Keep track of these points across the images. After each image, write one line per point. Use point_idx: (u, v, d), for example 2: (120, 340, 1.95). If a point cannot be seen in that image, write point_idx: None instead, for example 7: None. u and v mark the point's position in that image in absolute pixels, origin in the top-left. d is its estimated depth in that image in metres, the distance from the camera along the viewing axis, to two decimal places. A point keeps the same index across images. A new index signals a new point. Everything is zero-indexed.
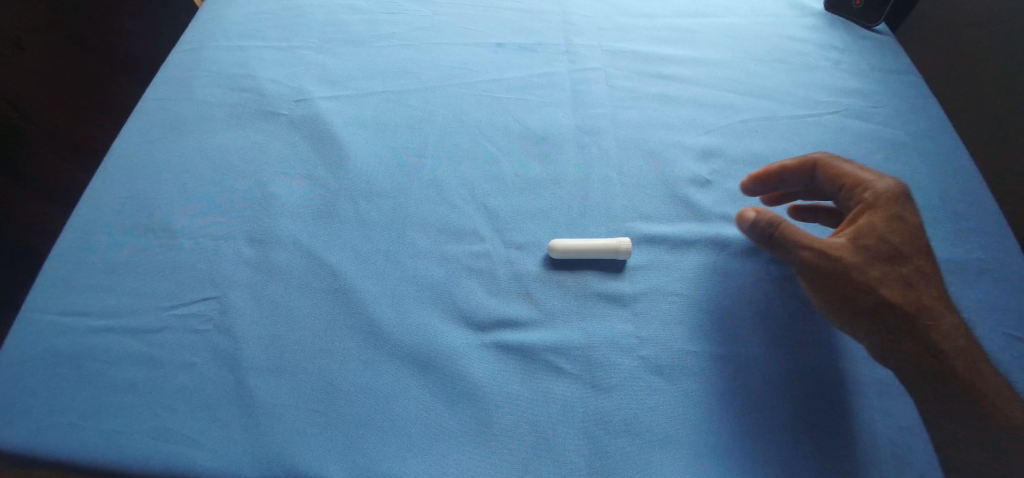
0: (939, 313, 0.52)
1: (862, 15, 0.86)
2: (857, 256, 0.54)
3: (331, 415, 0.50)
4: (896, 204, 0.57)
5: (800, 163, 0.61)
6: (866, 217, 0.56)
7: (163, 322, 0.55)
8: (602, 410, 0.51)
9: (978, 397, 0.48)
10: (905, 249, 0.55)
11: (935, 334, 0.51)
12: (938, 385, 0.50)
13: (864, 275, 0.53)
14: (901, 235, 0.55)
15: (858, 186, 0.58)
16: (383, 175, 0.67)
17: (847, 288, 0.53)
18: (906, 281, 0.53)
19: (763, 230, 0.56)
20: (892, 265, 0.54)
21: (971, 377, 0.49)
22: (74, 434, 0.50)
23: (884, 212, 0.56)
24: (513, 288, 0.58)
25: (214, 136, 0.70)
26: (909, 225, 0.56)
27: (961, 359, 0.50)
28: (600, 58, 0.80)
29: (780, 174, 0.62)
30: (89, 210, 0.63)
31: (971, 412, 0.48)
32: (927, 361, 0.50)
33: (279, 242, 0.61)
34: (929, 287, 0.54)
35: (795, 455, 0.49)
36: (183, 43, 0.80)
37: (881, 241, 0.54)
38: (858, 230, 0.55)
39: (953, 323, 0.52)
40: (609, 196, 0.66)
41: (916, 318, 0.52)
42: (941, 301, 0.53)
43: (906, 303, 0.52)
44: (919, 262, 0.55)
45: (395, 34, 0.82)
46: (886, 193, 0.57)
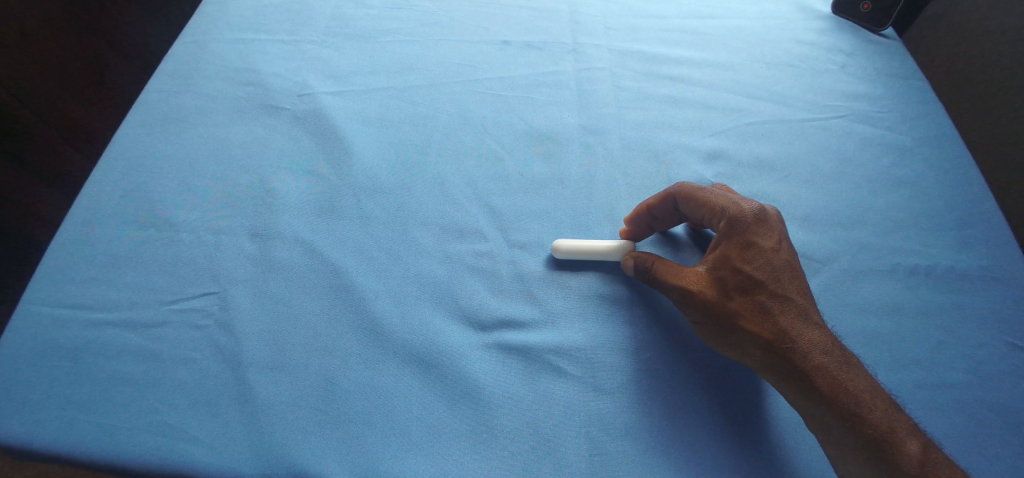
0: (802, 339, 0.49)
1: (870, 20, 0.86)
2: (712, 290, 0.52)
3: (331, 413, 0.50)
4: (753, 228, 0.53)
5: (662, 199, 0.58)
6: (722, 246, 0.53)
7: (163, 317, 0.55)
8: (602, 413, 0.51)
9: (855, 428, 0.46)
10: (763, 278, 0.51)
11: (801, 363, 0.48)
12: (818, 414, 0.47)
13: (723, 307, 0.51)
14: (756, 264, 0.52)
15: (715, 212, 0.55)
16: (387, 172, 0.66)
17: (713, 319, 0.52)
18: (767, 310, 0.51)
19: (643, 267, 0.55)
20: (746, 294, 0.51)
21: (853, 410, 0.46)
22: (72, 428, 0.50)
23: (735, 240, 0.53)
24: (515, 288, 0.58)
25: (217, 130, 0.69)
26: (765, 253, 0.52)
27: (831, 387, 0.47)
28: (607, 57, 0.80)
29: (650, 213, 0.59)
30: (90, 201, 0.62)
31: (851, 442, 0.46)
32: (798, 389, 0.48)
33: (282, 238, 0.60)
34: (788, 315, 0.50)
35: (796, 461, 0.49)
36: (187, 35, 0.80)
37: (734, 272, 0.52)
38: (711, 261, 0.53)
39: (830, 351, 0.49)
40: (613, 197, 0.65)
41: (777, 346, 0.49)
42: (807, 327, 0.50)
43: (763, 332, 0.50)
44: (784, 289, 0.51)
45: (401, 30, 0.81)
46: (740, 216, 0.53)
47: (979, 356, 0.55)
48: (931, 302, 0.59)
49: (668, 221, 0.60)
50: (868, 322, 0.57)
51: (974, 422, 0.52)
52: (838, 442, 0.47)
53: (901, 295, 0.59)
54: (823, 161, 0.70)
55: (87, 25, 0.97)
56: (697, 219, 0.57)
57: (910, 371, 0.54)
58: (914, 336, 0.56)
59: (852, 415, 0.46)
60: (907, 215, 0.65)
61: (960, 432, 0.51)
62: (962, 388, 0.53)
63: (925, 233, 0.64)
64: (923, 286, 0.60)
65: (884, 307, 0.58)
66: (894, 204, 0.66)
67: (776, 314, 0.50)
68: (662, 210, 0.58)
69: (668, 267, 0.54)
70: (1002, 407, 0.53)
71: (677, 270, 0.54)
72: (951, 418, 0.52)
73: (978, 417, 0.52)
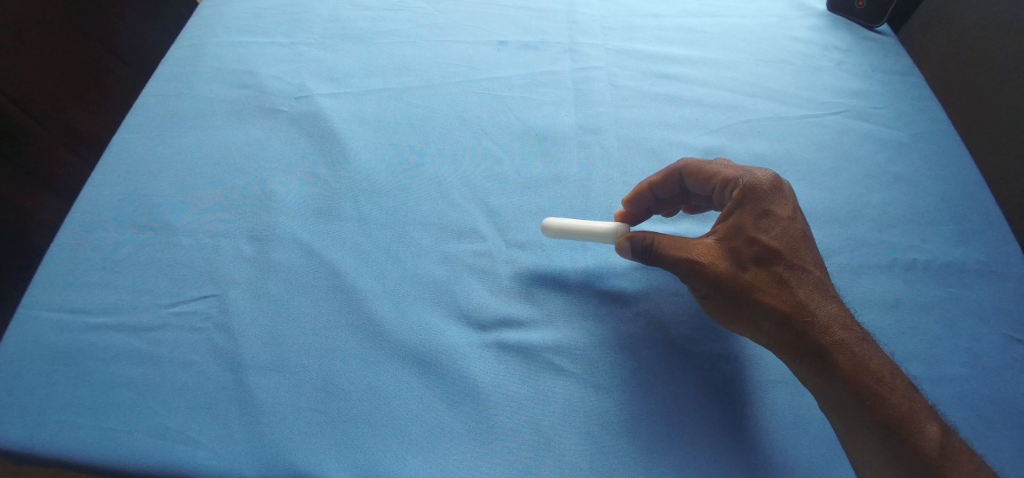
0: (820, 313, 0.49)
1: (866, 16, 0.86)
2: (726, 262, 0.51)
3: (331, 413, 0.50)
4: (769, 198, 0.53)
5: (665, 176, 0.58)
6: (736, 215, 0.53)
7: (163, 320, 0.55)
8: (603, 410, 0.51)
9: (874, 404, 0.45)
10: (781, 248, 0.51)
11: (819, 337, 0.48)
12: (836, 391, 0.47)
13: (738, 279, 0.50)
14: (773, 234, 0.52)
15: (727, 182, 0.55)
16: (384, 173, 0.66)
17: (727, 291, 0.50)
18: (784, 281, 0.50)
19: (641, 246, 0.53)
20: (763, 266, 0.51)
21: (873, 388, 0.46)
22: (72, 432, 0.50)
23: (751, 209, 0.53)
24: (513, 287, 0.58)
25: (215, 132, 0.69)
26: (781, 222, 0.52)
27: (851, 362, 0.47)
28: (603, 56, 0.80)
29: (651, 192, 0.60)
30: (89, 205, 0.62)
31: (867, 422, 0.45)
32: (815, 365, 0.48)
33: (280, 240, 0.60)
34: (805, 287, 0.50)
35: (795, 457, 0.49)
36: (185, 38, 0.80)
37: (750, 242, 0.51)
38: (725, 232, 0.53)
39: (846, 324, 0.49)
40: (611, 196, 0.66)
41: (795, 319, 0.49)
42: (823, 300, 0.50)
43: (781, 305, 0.49)
44: (800, 260, 0.51)
45: (398, 31, 0.81)
46: (755, 185, 0.54)
47: (977, 350, 0.56)
48: (928, 297, 0.59)
49: (667, 199, 0.60)
50: (865, 318, 0.57)
51: (973, 416, 0.52)
52: (855, 422, 0.46)
53: (899, 290, 0.59)
54: (820, 157, 0.70)
55: (83, 30, 0.97)
56: (706, 191, 0.57)
57: (908, 366, 0.55)
58: (913, 331, 0.57)
59: (873, 393, 0.45)
60: (904, 211, 0.66)
61: (959, 426, 0.51)
62: (960, 381, 0.54)
63: (922, 228, 0.64)
64: (920, 281, 0.60)
65: (881, 302, 0.58)
66: (891, 200, 0.67)
67: (793, 286, 0.50)
68: (665, 186, 0.59)
69: (677, 239, 0.53)
70: (1000, 401, 0.53)
71: (690, 242, 0.52)
72: (950, 412, 0.52)
73: (977, 411, 0.52)
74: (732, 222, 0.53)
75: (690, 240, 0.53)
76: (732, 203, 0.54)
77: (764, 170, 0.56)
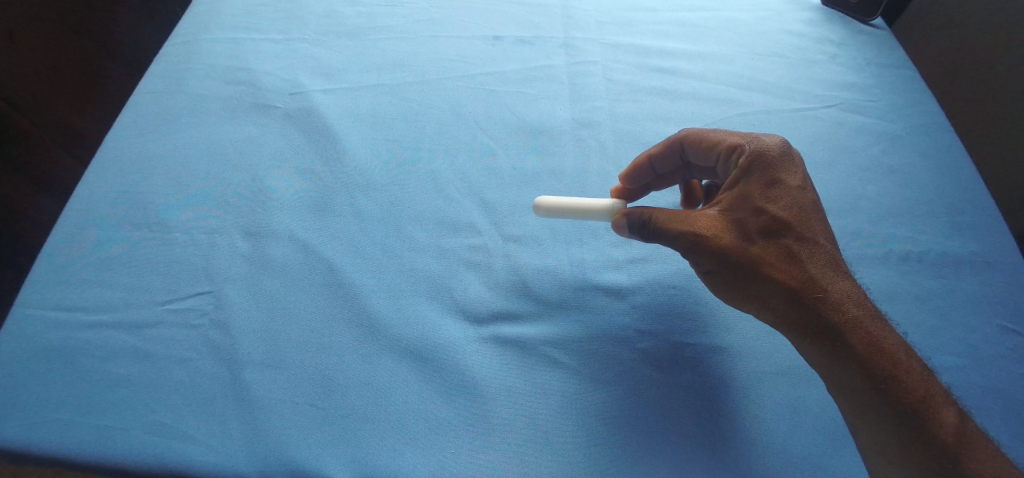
0: (832, 289, 0.48)
1: (860, 10, 0.86)
2: (733, 234, 0.50)
3: (329, 408, 0.50)
4: (777, 166, 0.52)
5: (666, 148, 0.58)
6: (742, 185, 0.52)
7: (159, 316, 0.55)
8: (600, 403, 0.51)
9: (883, 382, 0.45)
10: (789, 219, 0.50)
11: (830, 313, 0.47)
12: (847, 372, 0.46)
13: (747, 253, 0.49)
14: (782, 204, 0.51)
15: (731, 149, 0.54)
16: (380, 168, 0.66)
17: (735, 265, 0.49)
18: (793, 254, 0.49)
19: (638, 223, 0.51)
20: (772, 239, 0.50)
21: (888, 369, 0.45)
22: (68, 430, 0.50)
23: (758, 178, 0.52)
24: (510, 281, 0.58)
25: (210, 128, 0.69)
26: (790, 192, 0.51)
27: (861, 339, 0.46)
28: (598, 51, 0.80)
29: (650, 165, 0.60)
30: (84, 202, 0.62)
31: (883, 406, 0.45)
32: (827, 345, 0.47)
33: (275, 236, 0.60)
34: (812, 260, 0.49)
35: (792, 447, 0.50)
36: (178, 35, 0.79)
37: (758, 213, 0.50)
38: (730, 202, 0.51)
39: (853, 297, 0.48)
40: (607, 190, 0.66)
41: (806, 295, 0.48)
42: (834, 275, 0.49)
43: (792, 280, 0.48)
44: (807, 231, 0.50)
45: (393, 27, 0.81)
46: (763, 153, 0.52)
47: (972, 341, 0.56)
48: (924, 288, 0.59)
49: (665, 172, 0.61)
50: None
51: (967, 406, 0.52)
52: (869, 405, 0.45)
53: (894, 282, 0.59)
54: (815, 150, 0.71)
55: (74, 29, 0.97)
56: (708, 159, 0.56)
57: None
58: (907, 322, 0.57)
59: (888, 375, 0.45)
60: (899, 203, 0.66)
61: None
62: (954, 372, 0.54)
63: (917, 219, 0.64)
64: (915, 273, 0.60)
65: (876, 294, 0.59)
66: (886, 192, 0.67)
67: (804, 260, 0.49)
68: (663, 158, 0.59)
69: (679, 212, 0.51)
70: (995, 391, 0.53)
71: (695, 214, 0.51)
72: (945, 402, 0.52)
73: (972, 401, 0.52)
74: (738, 191, 0.52)
75: (694, 212, 0.51)
76: (737, 171, 0.53)
77: (771, 137, 0.55)
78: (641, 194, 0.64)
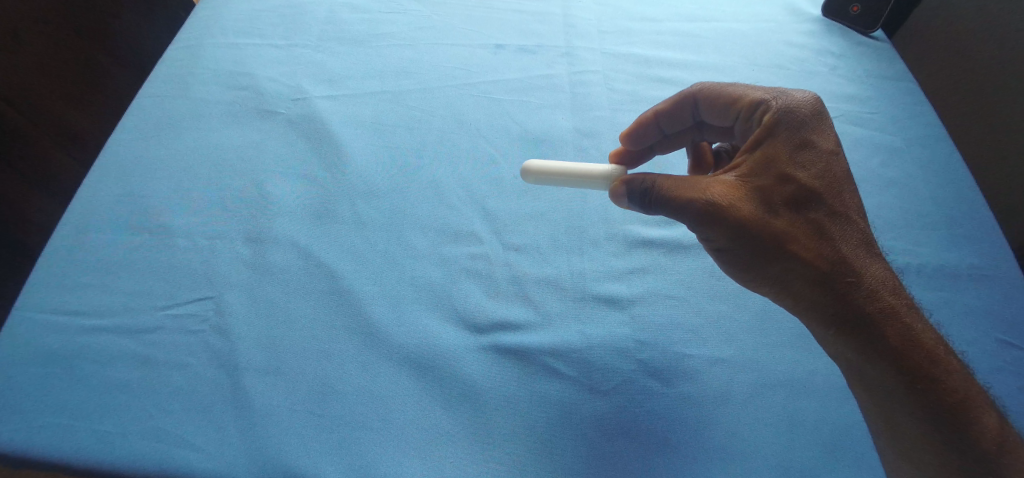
0: (867, 273, 0.48)
1: (860, 22, 0.87)
2: (753, 204, 0.48)
3: (329, 417, 0.50)
4: (807, 127, 0.51)
5: (675, 102, 0.60)
6: (768, 147, 0.50)
7: (159, 322, 0.55)
8: (600, 413, 0.51)
9: (917, 377, 0.45)
10: (815, 188, 0.49)
11: (863, 300, 0.47)
12: (880, 363, 0.45)
13: (772, 227, 0.47)
14: (812, 173, 0.49)
15: (755, 105, 0.53)
16: (381, 175, 0.66)
17: (754, 238, 0.47)
18: (822, 231, 0.48)
19: (639, 191, 0.51)
20: (799, 212, 0.48)
21: (926, 366, 0.45)
22: (66, 436, 0.49)
23: (787, 142, 0.50)
24: (510, 290, 0.58)
25: (212, 133, 0.69)
26: (821, 158, 0.50)
27: (896, 329, 0.46)
28: (600, 60, 0.80)
29: (656, 122, 0.61)
30: (85, 206, 0.62)
31: (916, 404, 0.45)
32: (860, 337, 0.46)
33: (276, 242, 0.60)
34: (841, 237, 0.49)
35: (791, 460, 0.50)
36: (181, 40, 0.80)
37: (786, 181, 0.48)
38: (753, 168, 0.49)
39: (874, 271, 0.48)
40: (608, 199, 0.66)
41: (836, 278, 0.47)
42: (867, 258, 0.49)
43: (822, 262, 0.47)
44: (832, 200, 0.49)
45: (396, 34, 0.81)
46: (792, 114, 0.51)
47: (971, 354, 0.56)
48: (922, 301, 0.59)
49: (672, 132, 0.63)
50: None
51: None
52: (901, 400, 0.45)
53: None
54: None
55: (79, 30, 0.97)
56: (721, 112, 0.57)
57: None
58: None
59: (927, 372, 0.45)
60: (898, 215, 0.66)
61: None
62: None
63: (916, 232, 0.65)
64: (914, 285, 0.60)
65: None
66: (885, 204, 0.67)
67: (835, 239, 0.48)
68: (671, 116, 0.61)
69: (693, 180, 0.49)
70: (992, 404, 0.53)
71: (712, 181, 0.49)
72: None
73: None
74: (761, 156, 0.50)
75: (709, 178, 0.49)
76: (762, 130, 0.51)
77: (800, 93, 0.53)
78: (645, 156, 0.65)
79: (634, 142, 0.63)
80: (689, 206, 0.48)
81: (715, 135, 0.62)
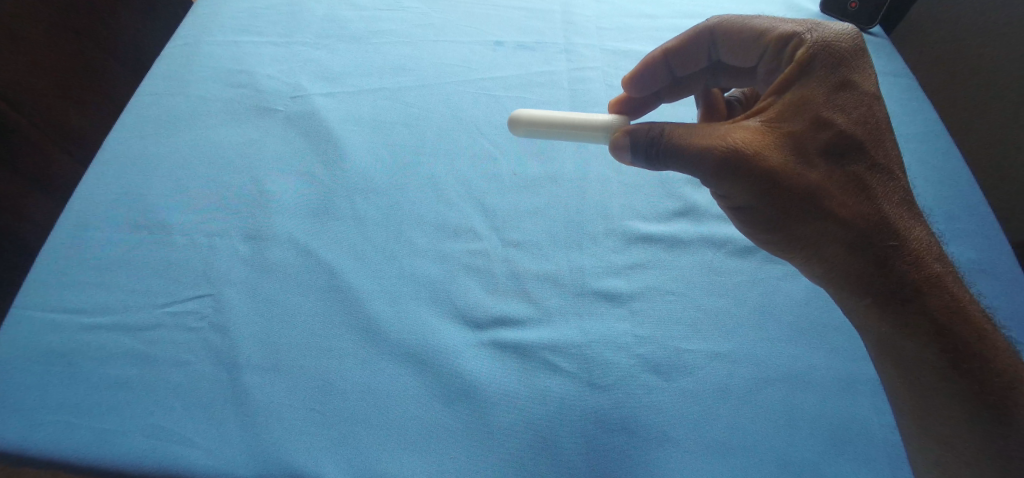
0: (907, 233, 0.47)
1: (858, 18, 0.87)
2: (786, 152, 0.47)
3: (328, 414, 0.50)
4: (846, 67, 0.50)
5: (691, 36, 0.59)
6: (806, 88, 0.49)
7: (158, 319, 0.55)
8: (600, 409, 0.51)
9: (953, 344, 0.45)
10: (855, 136, 0.48)
11: (902, 263, 0.46)
12: (916, 327, 0.45)
13: (808, 180, 0.46)
14: (852, 119, 0.48)
15: (787, 39, 0.52)
16: (381, 173, 0.66)
17: (785, 192, 0.46)
18: (860, 186, 0.47)
19: (646, 142, 0.49)
20: (836, 164, 0.47)
21: (964, 333, 0.45)
22: (65, 434, 0.49)
23: (825, 85, 0.49)
24: (510, 286, 0.58)
25: (210, 131, 0.69)
26: (860, 103, 0.49)
27: (934, 294, 0.45)
28: (598, 57, 0.80)
29: (665, 61, 0.61)
30: (83, 205, 0.62)
31: (951, 374, 0.45)
32: (897, 299, 0.46)
33: (276, 240, 0.60)
34: (879, 191, 0.48)
35: (790, 453, 0.50)
36: (179, 38, 0.80)
37: (825, 127, 0.47)
38: (780, 112, 0.48)
39: (912, 230, 0.48)
40: (606, 195, 0.66)
41: (875, 237, 0.47)
42: (907, 219, 0.48)
43: (860, 221, 0.47)
44: (872, 151, 0.48)
45: (395, 32, 0.81)
46: (830, 52, 0.50)
47: None
48: None
49: (681, 75, 0.63)
50: None
51: None
52: (935, 370, 0.45)
53: None
54: None
55: (77, 31, 0.97)
56: (738, 48, 0.56)
57: None
58: None
59: (965, 340, 0.45)
60: None
61: None
62: None
63: None
64: None
65: None
66: None
67: (873, 194, 0.48)
68: (680, 56, 0.61)
69: (709, 129, 0.48)
70: None
71: (731, 128, 0.48)
72: None
73: None
74: (789, 99, 0.49)
75: (728, 126, 0.48)
76: (795, 68, 0.50)
77: (837, 27, 0.52)
78: (650, 105, 0.67)
79: (636, 89, 0.64)
80: (707, 154, 0.47)
81: (728, 79, 0.62)
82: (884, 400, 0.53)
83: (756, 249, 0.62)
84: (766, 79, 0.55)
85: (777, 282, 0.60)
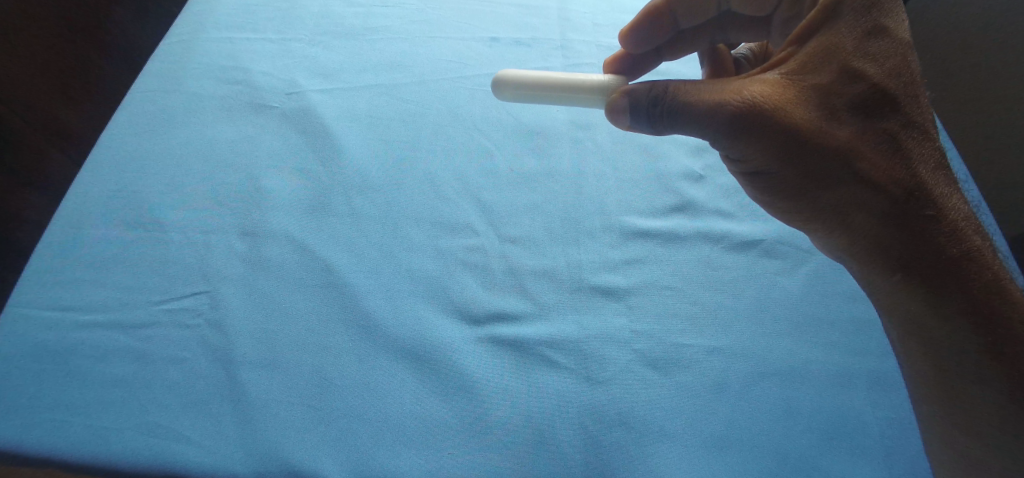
0: (938, 195, 0.48)
1: None
2: (811, 106, 0.47)
3: (325, 411, 0.50)
4: (877, 15, 0.49)
5: None
6: (836, 37, 0.48)
7: (153, 317, 0.54)
8: (598, 404, 0.51)
9: (983, 314, 0.45)
10: (884, 89, 0.48)
11: (932, 227, 0.46)
12: (944, 296, 0.46)
13: (836, 139, 0.46)
14: (882, 70, 0.48)
15: None
16: (378, 169, 0.66)
17: (812, 153, 0.46)
18: (891, 145, 0.48)
19: (648, 103, 0.48)
20: (865, 121, 0.47)
21: (993, 301, 0.45)
22: (60, 433, 0.49)
23: (854, 34, 0.48)
24: (508, 283, 0.58)
25: (204, 128, 0.69)
26: (890, 54, 0.49)
27: (962, 259, 0.46)
28: (595, 53, 0.80)
29: (671, 12, 0.62)
30: (76, 204, 0.62)
31: (977, 351, 0.45)
32: (928, 266, 0.46)
33: (272, 236, 0.60)
34: (909, 149, 0.48)
35: (786, 447, 0.50)
36: (173, 35, 0.79)
37: (853, 80, 0.47)
38: (803, 64, 0.48)
39: (942, 192, 0.48)
40: (603, 191, 0.66)
41: (905, 200, 0.47)
42: (937, 180, 0.48)
43: (891, 185, 0.47)
44: (902, 108, 0.49)
45: (390, 28, 0.81)
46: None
47: None
48: None
49: (685, 27, 0.63)
50: (858, 311, 0.58)
51: None
52: (959, 348, 0.46)
53: None
54: None
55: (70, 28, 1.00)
56: None
57: None
58: None
59: (995, 312, 0.45)
60: None
61: None
62: None
63: None
64: None
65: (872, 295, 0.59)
66: None
67: (903, 151, 0.48)
68: (688, 4, 0.61)
69: (723, 84, 0.47)
70: None
71: (747, 82, 0.47)
72: None
73: None
74: (812, 49, 0.49)
75: (746, 80, 0.48)
76: (820, 14, 0.49)
77: None
78: (649, 61, 0.66)
79: (632, 46, 0.64)
80: (720, 109, 0.46)
81: (735, 30, 0.63)
82: (880, 394, 0.53)
83: (754, 244, 0.62)
84: (782, 27, 0.59)
85: (774, 277, 0.60)
